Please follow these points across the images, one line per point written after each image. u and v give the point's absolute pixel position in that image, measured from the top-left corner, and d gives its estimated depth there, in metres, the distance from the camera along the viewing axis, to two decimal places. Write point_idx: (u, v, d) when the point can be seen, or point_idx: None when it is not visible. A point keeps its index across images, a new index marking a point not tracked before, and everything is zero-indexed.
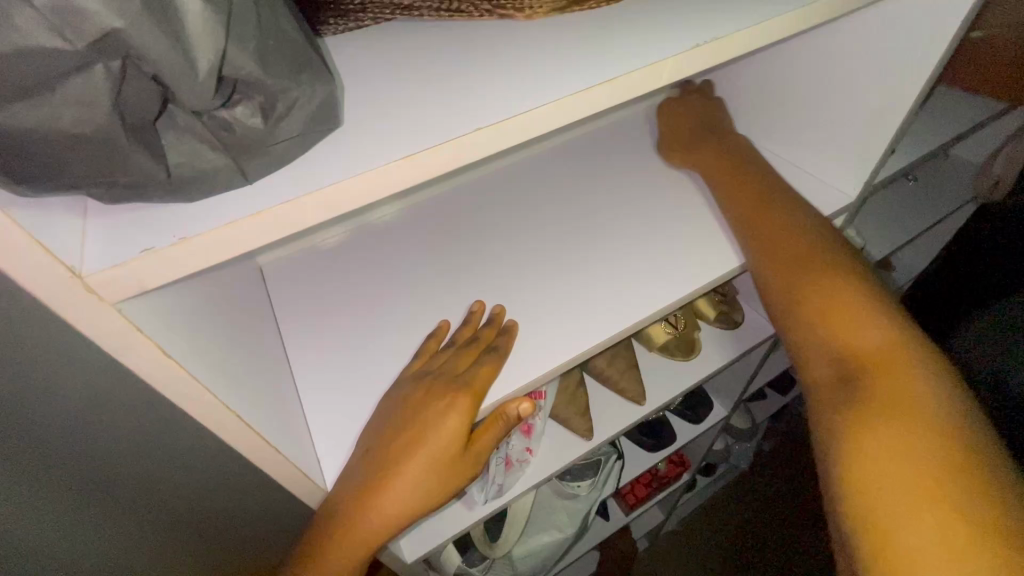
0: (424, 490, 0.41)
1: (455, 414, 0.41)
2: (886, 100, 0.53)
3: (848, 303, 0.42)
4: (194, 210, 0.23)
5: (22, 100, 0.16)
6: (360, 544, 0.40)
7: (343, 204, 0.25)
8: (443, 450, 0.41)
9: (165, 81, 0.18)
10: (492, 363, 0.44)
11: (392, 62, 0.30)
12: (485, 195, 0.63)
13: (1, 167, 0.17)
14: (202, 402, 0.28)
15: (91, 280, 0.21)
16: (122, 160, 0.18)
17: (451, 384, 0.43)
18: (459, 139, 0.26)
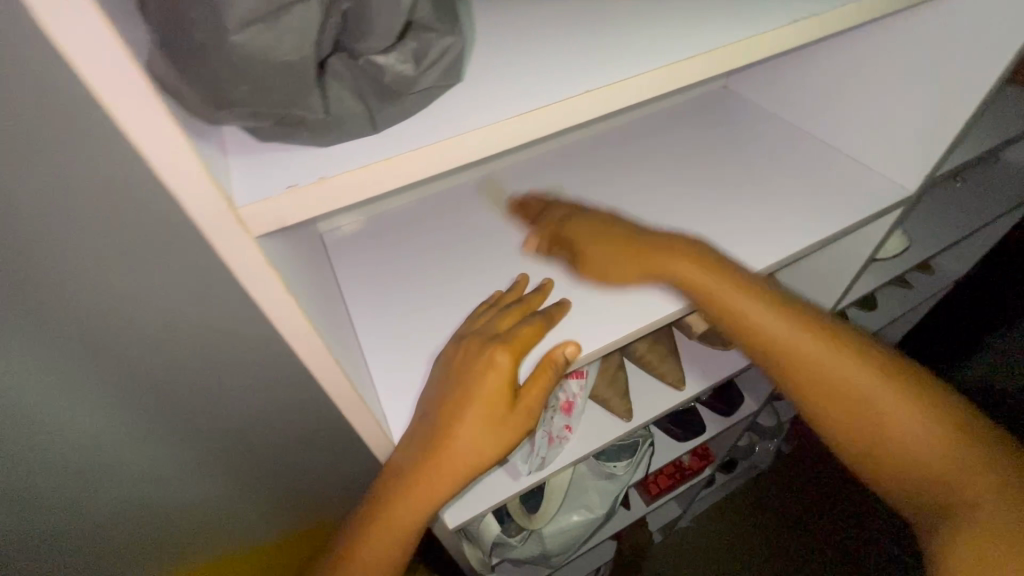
0: (483, 444, 0.41)
1: (495, 367, 0.41)
2: (954, 91, 0.53)
3: (852, 366, 0.44)
4: (329, 153, 0.24)
5: (251, 26, 0.17)
6: (428, 500, 0.41)
7: (461, 156, 0.26)
8: (494, 405, 0.41)
9: (355, 17, 0.20)
10: (535, 323, 0.44)
11: (495, 29, 0.32)
12: (539, 174, 0.64)
13: (217, 92, 0.18)
14: (310, 344, 0.29)
15: (244, 213, 0.22)
16: (305, 93, 0.20)
17: (491, 342, 0.42)
18: (570, 101, 0.27)
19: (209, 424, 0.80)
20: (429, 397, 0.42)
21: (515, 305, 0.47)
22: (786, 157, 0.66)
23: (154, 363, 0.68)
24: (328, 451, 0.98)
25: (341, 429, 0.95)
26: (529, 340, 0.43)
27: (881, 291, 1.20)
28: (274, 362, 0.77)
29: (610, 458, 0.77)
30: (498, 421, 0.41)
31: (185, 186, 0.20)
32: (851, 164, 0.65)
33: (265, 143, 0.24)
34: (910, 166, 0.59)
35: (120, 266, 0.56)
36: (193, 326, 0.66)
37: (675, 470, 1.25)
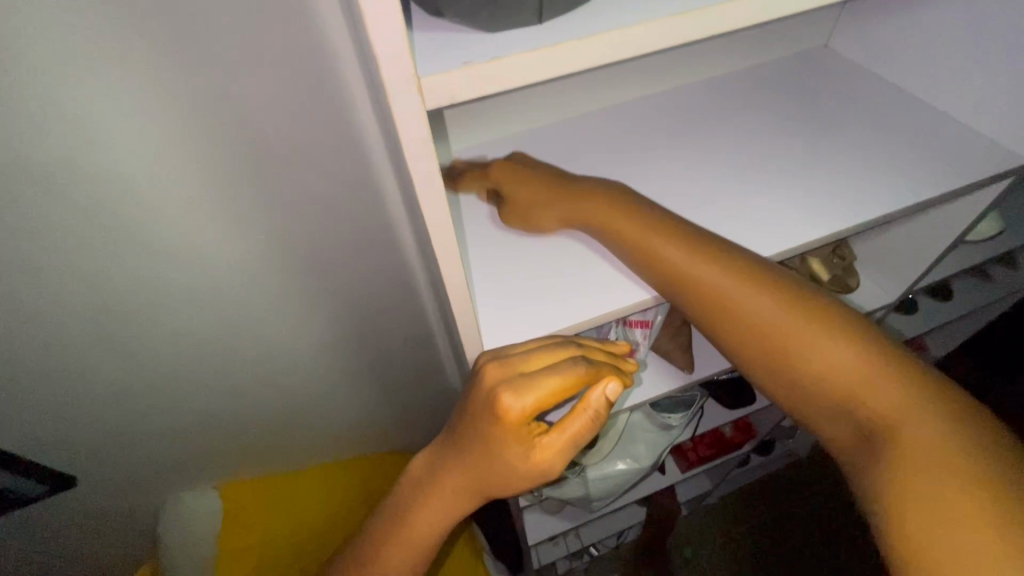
0: (505, 478, 0.45)
1: (510, 423, 0.40)
2: None
3: (807, 334, 0.42)
4: (500, 39, 0.26)
5: None
6: (469, 496, 0.49)
7: (615, 53, 0.27)
8: (512, 438, 0.42)
9: None
10: (577, 374, 0.40)
11: None
12: (626, 121, 0.64)
13: None
14: (441, 224, 0.32)
15: (424, 83, 0.24)
16: None
17: (519, 382, 0.40)
18: (717, 6, 0.27)
19: (284, 341, 0.86)
20: (463, 416, 0.44)
21: (571, 343, 0.44)
22: (885, 120, 0.64)
23: (245, 275, 0.73)
24: (384, 384, 1.04)
25: (398, 364, 1.00)
26: (556, 397, 0.40)
27: (954, 282, 1.15)
28: (349, 289, 0.81)
29: (665, 410, 0.79)
30: (519, 466, 0.43)
31: (386, 50, 0.22)
32: (958, 131, 0.62)
33: (444, 28, 0.26)
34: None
35: (230, 175, 0.60)
36: (283, 244, 0.70)
37: (715, 441, 1.26)
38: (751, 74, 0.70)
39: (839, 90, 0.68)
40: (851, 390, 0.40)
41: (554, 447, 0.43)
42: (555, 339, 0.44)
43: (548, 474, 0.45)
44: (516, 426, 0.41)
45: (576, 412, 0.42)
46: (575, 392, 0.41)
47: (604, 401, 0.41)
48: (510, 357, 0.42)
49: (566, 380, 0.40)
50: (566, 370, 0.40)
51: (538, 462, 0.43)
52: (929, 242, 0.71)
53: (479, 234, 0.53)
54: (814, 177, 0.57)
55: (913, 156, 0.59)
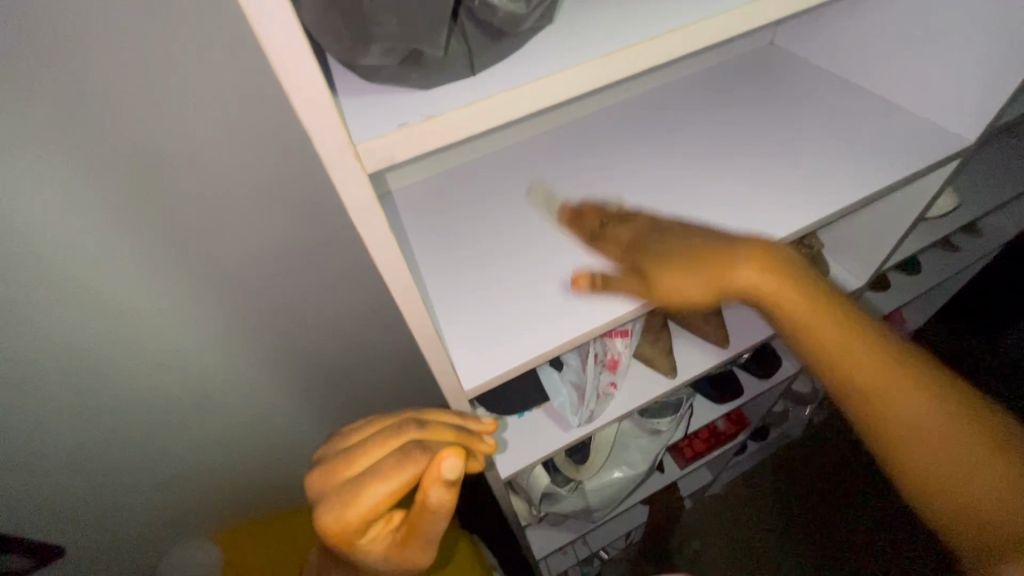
0: (376, 568, 0.43)
1: (342, 537, 0.38)
2: (1000, 39, 0.52)
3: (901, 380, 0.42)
4: (435, 94, 0.26)
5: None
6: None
7: (553, 96, 0.27)
8: (363, 546, 0.40)
9: None
10: (392, 476, 0.37)
11: None
12: (581, 135, 0.66)
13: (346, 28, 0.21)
14: (400, 276, 0.31)
15: (361, 149, 0.24)
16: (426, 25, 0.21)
17: (340, 493, 0.38)
18: (640, 46, 0.28)
19: (266, 385, 0.85)
20: None
21: (410, 427, 0.41)
22: (837, 111, 0.65)
23: (219, 326, 0.71)
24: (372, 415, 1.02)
25: (384, 396, 0.99)
26: (384, 500, 0.38)
27: (923, 254, 1.18)
28: (326, 326, 0.80)
29: (654, 414, 0.80)
30: (388, 562, 0.42)
31: (316, 124, 0.22)
32: (907, 117, 0.63)
33: (375, 89, 0.26)
34: (963, 117, 0.58)
35: (193, 228, 0.59)
36: (256, 289, 0.69)
37: (710, 435, 1.26)
38: (703, 77, 0.71)
39: (791, 84, 0.69)
40: (905, 421, 0.41)
41: (413, 545, 0.40)
42: (396, 422, 0.42)
43: (417, 560, 0.43)
44: (347, 538, 0.38)
45: (419, 512, 0.38)
46: (402, 493, 0.38)
47: (440, 500, 0.37)
48: (347, 456, 0.40)
49: (388, 483, 0.37)
50: (387, 472, 0.37)
51: (404, 557, 0.42)
52: (891, 224, 0.73)
53: (446, 266, 0.52)
54: (773, 176, 0.58)
55: (864, 145, 0.61)
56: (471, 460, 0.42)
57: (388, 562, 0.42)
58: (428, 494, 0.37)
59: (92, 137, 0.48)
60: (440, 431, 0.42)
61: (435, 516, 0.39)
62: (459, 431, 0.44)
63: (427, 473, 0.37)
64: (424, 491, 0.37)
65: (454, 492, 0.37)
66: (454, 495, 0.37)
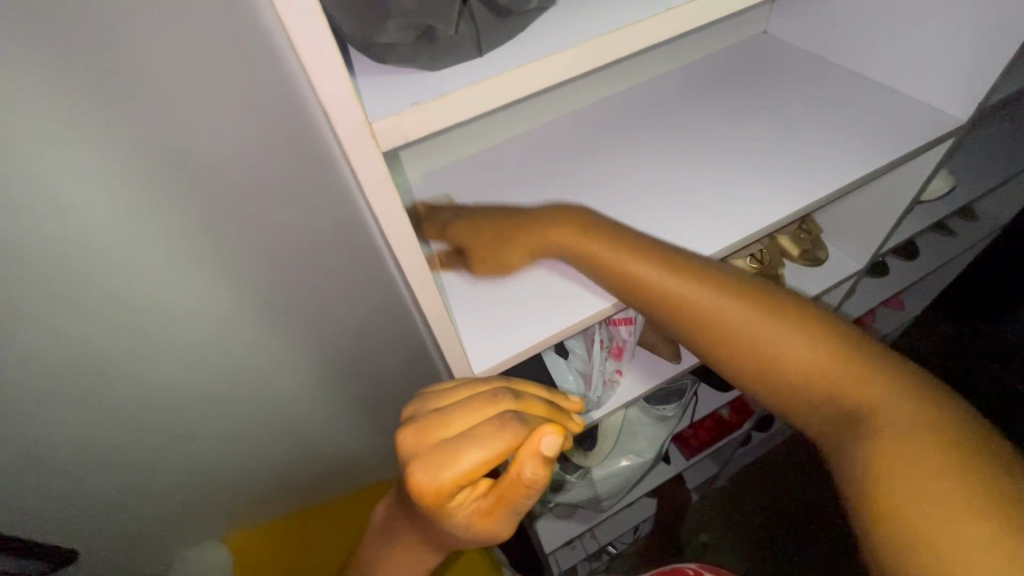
0: (457, 534, 0.43)
1: (431, 501, 0.38)
2: (992, 19, 0.53)
3: (843, 375, 0.42)
4: (446, 74, 0.27)
5: None
6: (436, 544, 0.50)
7: (559, 74, 0.28)
8: (450, 511, 0.40)
9: None
10: (490, 442, 0.37)
11: None
12: (581, 125, 0.67)
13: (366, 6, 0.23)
14: (414, 257, 0.32)
15: (376, 127, 0.25)
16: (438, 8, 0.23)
17: (434, 454, 0.38)
18: (637, 25, 0.29)
19: (274, 383, 0.85)
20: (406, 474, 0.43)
21: (505, 397, 0.41)
22: (832, 96, 0.66)
23: (227, 324, 0.72)
24: (379, 412, 1.03)
25: (391, 392, 0.99)
26: (481, 470, 0.37)
27: (920, 239, 1.19)
28: (332, 323, 0.81)
29: (659, 402, 0.81)
30: (469, 529, 0.42)
31: (334, 101, 0.23)
32: (901, 100, 0.64)
33: (385, 71, 0.27)
34: (957, 98, 0.59)
35: (201, 225, 0.59)
36: (263, 287, 0.70)
37: (715, 424, 1.27)
38: (700, 66, 0.72)
39: (785, 71, 0.70)
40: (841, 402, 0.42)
41: (494, 516, 0.40)
42: (491, 390, 0.42)
43: (497, 532, 0.43)
44: (438, 504, 0.38)
45: (510, 484, 0.38)
46: (500, 461, 0.37)
47: (536, 475, 0.37)
48: (442, 417, 0.41)
49: (484, 450, 0.37)
50: (488, 439, 0.37)
51: (483, 529, 0.41)
52: (889, 206, 0.74)
53: (453, 256, 0.53)
54: (771, 160, 0.59)
55: (861, 128, 0.62)
56: (564, 437, 0.42)
57: (468, 531, 0.42)
58: (525, 466, 0.37)
59: (102, 136, 0.49)
60: (534, 406, 0.42)
61: (527, 490, 0.39)
62: (550, 408, 0.44)
63: (525, 445, 0.37)
64: (518, 463, 0.37)
65: (548, 469, 0.37)
66: (551, 471, 0.37)
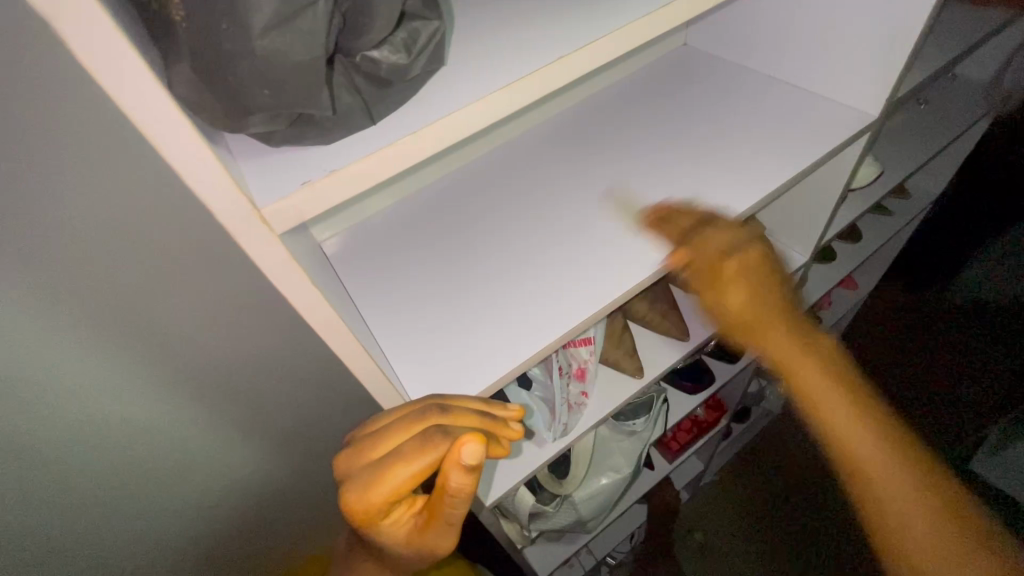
0: (400, 554, 0.43)
1: (365, 519, 0.37)
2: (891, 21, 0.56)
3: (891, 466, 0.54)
4: (338, 148, 0.26)
5: (271, 32, 0.18)
6: (389, 570, 0.49)
7: (458, 131, 0.28)
8: (390, 532, 0.40)
9: (350, 15, 0.20)
10: (405, 458, 0.36)
11: (461, 25, 0.33)
12: (516, 155, 0.67)
13: (235, 104, 0.19)
14: (336, 331, 0.31)
15: (266, 213, 0.24)
16: (316, 93, 0.21)
17: (363, 474, 0.37)
18: (529, 77, 0.29)
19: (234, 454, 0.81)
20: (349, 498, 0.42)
21: (430, 410, 0.39)
22: (756, 103, 0.68)
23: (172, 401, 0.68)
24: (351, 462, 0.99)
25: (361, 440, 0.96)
26: (409, 484, 0.36)
27: (861, 221, 1.23)
28: (288, 381, 0.78)
29: (628, 416, 0.81)
30: (403, 545, 0.41)
31: (213, 196, 0.22)
32: (818, 101, 0.67)
33: (272, 150, 0.26)
34: (868, 94, 0.62)
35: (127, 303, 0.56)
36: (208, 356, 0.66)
37: (692, 424, 1.28)
38: (628, 84, 0.73)
39: (708, 82, 0.72)
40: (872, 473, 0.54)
41: (434, 529, 0.40)
42: (417, 406, 0.40)
43: (439, 547, 0.42)
44: (370, 521, 0.37)
45: (442, 496, 0.37)
46: (423, 476, 0.36)
47: (462, 484, 0.36)
48: (368, 440, 0.39)
49: (409, 467, 0.36)
50: (410, 455, 0.36)
51: (426, 545, 0.41)
52: (822, 200, 0.77)
53: (391, 312, 0.52)
54: (701, 172, 0.60)
55: (784, 132, 0.63)
56: (497, 444, 0.40)
57: (409, 550, 0.42)
58: (450, 477, 0.36)
59: None
60: (463, 415, 0.40)
61: (456, 499, 0.38)
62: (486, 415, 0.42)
63: (448, 457, 0.36)
64: (445, 473, 0.36)
65: (474, 477, 0.36)
66: (477, 475, 0.36)
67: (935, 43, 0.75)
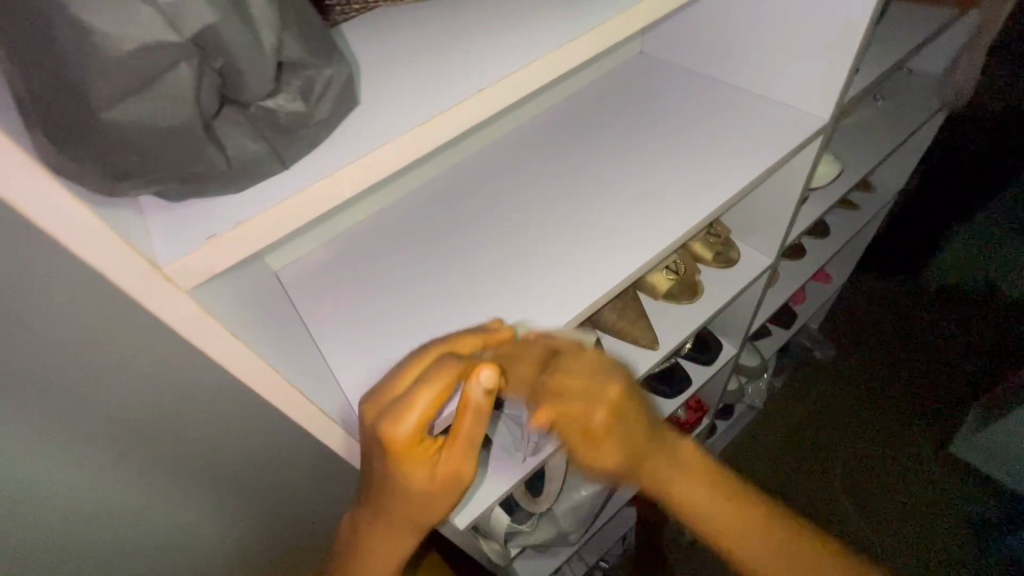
0: (423, 500, 0.42)
1: (399, 452, 0.37)
2: (833, 26, 0.56)
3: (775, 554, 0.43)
4: (246, 197, 0.25)
5: (130, 98, 0.18)
6: (407, 539, 0.47)
7: (370, 176, 0.27)
8: (416, 471, 0.39)
9: (231, 72, 0.20)
10: (430, 378, 0.37)
11: (381, 57, 0.32)
12: (472, 171, 0.65)
13: (109, 168, 0.19)
14: (268, 380, 0.30)
15: (169, 271, 0.23)
16: (197, 151, 0.21)
17: (390, 409, 0.37)
18: (445, 113, 0.28)
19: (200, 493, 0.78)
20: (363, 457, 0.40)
21: (433, 345, 0.40)
22: (713, 107, 0.67)
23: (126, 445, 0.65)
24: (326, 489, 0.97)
25: None
26: (436, 406, 0.37)
27: (829, 217, 1.24)
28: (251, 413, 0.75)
29: None
30: (424, 490, 0.40)
31: (107, 260, 0.21)
32: (770, 104, 0.66)
33: (177, 201, 0.25)
34: (817, 98, 0.62)
35: None
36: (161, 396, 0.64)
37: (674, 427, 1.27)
38: (584, 94, 0.72)
39: (665, 88, 0.71)
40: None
41: (457, 454, 0.40)
42: (417, 348, 0.41)
43: (464, 477, 0.42)
44: (405, 453, 0.37)
45: (464, 412, 0.39)
46: (446, 397, 0.37)
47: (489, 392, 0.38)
48: (379, 388, 0.39)
49: (432, 389, 0.36)
50: (431, 379, 0.37)
51: (450, 477, 0.41)
52: (782, 202, 0.77)
53: (346, 343, 0.51)
54: (657, 183, 0.60)
55: (739, 138, 0.63)
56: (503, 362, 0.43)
57: (434, 488, 0.41)
58: (473, 388, 0.38)
59: None
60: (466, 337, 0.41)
61: (477, 416, 0.40)
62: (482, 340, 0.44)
63: (466, 369, 0.38)
64: (469, 385, 0.38)
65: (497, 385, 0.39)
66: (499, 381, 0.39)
67: (881, 44, 0.75)
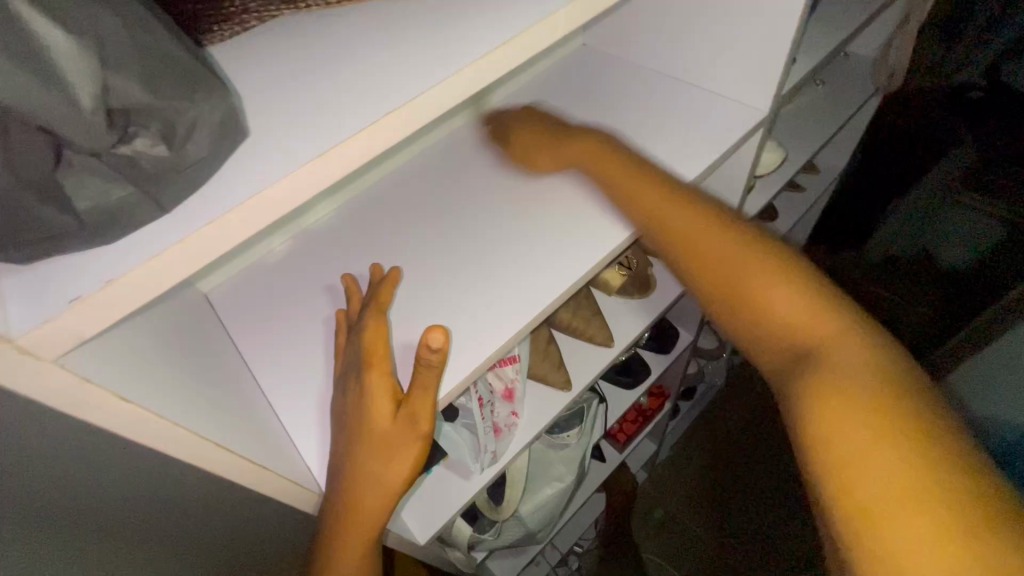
0: (393, 458, 0.42)
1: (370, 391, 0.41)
2: (767, 20, 0.56)
3: (765, 282, 0.41)
4: (115, 251, 0.22)
5: None
6: (367, 530, 0.43)
7: (261, 219, 0.25)
8: (383, 414, 0.41)
9: (54, 130, 0.18)
10: (374, 322, 0.44)
11: (278, 75, 0.29)
12: (411, 176, 0.63)
13: None
14: (177, 441, 0.28)
15: (24, 343, 0.20)
16: (26, 215, 0.19)
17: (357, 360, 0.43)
18: (348, 141, 0.26)
19: None
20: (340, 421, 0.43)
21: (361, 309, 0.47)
22: (654, 102, 0.66)
23: None
24: None
25: None
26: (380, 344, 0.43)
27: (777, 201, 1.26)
28: None
29: (562, 428, 0.81)
30: (385, 439, 0.41)
31: None
32: (712, 97, 0.65)
33: (35, 261, 0.22)
34: (754, 90, 0.62)
35: None
36: None
37: (637, 414, 1.29)
38: (527, 90, 0.69)
39: (607, 83, 0.69)
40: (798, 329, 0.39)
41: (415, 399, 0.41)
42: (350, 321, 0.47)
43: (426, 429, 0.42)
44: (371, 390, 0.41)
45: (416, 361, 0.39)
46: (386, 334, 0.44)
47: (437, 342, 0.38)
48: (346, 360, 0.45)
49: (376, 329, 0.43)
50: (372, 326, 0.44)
51: (414, 426, 0.42)
52: (728, 193, 0.77)
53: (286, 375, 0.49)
54: (599, 183, 0.59)
55: (681, 133, 0.63)
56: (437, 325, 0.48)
57: (401, 440, 0.42)
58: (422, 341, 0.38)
59: None
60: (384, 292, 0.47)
61: (427, 368, 0.39)
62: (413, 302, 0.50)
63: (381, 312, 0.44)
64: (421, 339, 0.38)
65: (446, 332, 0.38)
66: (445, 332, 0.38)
67: (817, 34, 0.76)
